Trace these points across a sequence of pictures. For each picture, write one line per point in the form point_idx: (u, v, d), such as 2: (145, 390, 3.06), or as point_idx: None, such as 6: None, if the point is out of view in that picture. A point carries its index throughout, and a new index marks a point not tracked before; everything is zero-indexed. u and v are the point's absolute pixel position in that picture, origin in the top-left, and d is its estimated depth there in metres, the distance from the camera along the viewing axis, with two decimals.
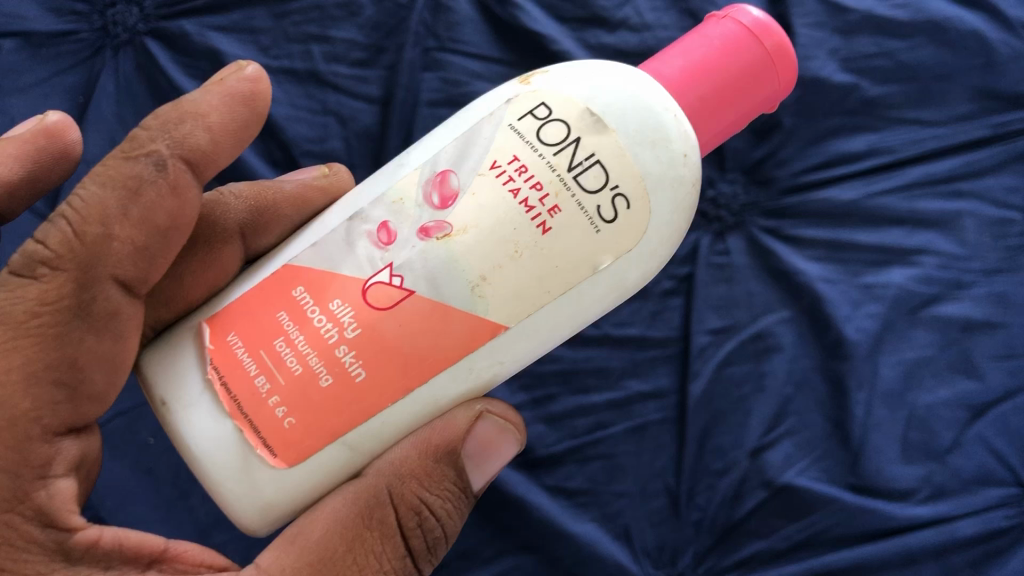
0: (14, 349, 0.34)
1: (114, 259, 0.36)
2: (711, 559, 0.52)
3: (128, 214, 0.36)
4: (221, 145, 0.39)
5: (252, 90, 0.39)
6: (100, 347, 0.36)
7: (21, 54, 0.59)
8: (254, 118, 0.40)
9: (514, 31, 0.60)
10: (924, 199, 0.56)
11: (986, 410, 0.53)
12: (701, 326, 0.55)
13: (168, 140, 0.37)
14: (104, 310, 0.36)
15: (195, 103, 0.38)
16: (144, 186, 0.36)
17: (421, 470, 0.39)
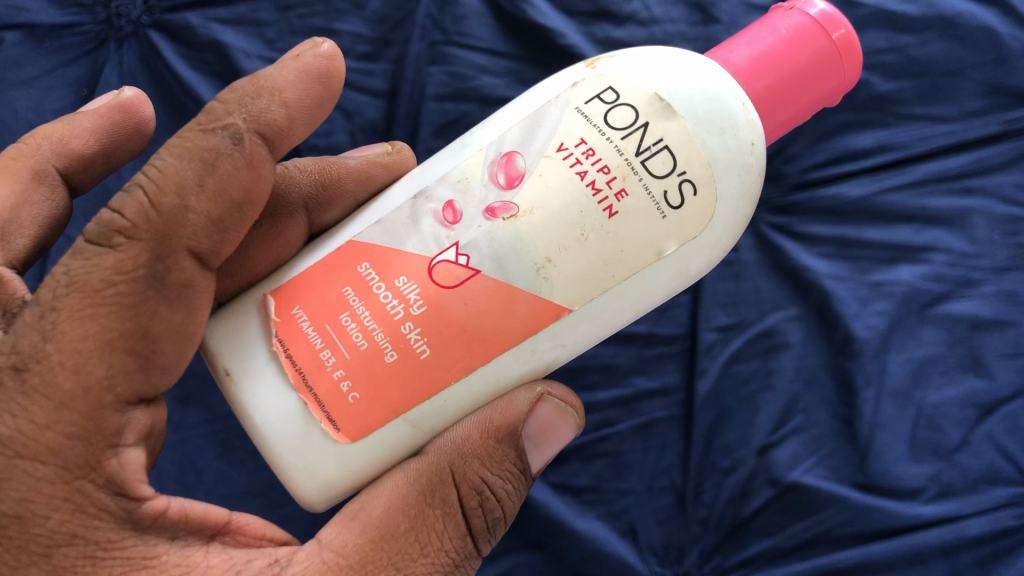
0: (91, 318, 0.33)
1: (188, 231, 0.35)
2: (717, 557, 0.52)
3: (204, 185, 0.35)
4: (296, 122, 0.39)
5: (327, 68, 0.39)
6: (175, 320, 0.35)
7: (25, 45, 0.58)
8: (327, 96, 0.40)
9: (520, 24, 0.59)
10: (934, 195, 0.56)
11: (995, 409, 0.52)
12: (709, 324, 0.55)
13: (244, 114, 0.37)
14: (179, 281, 0.35)
15: (271, 78, 0.38)
16: (220, 158, 0.36)
17: (483, 453, 0.39)
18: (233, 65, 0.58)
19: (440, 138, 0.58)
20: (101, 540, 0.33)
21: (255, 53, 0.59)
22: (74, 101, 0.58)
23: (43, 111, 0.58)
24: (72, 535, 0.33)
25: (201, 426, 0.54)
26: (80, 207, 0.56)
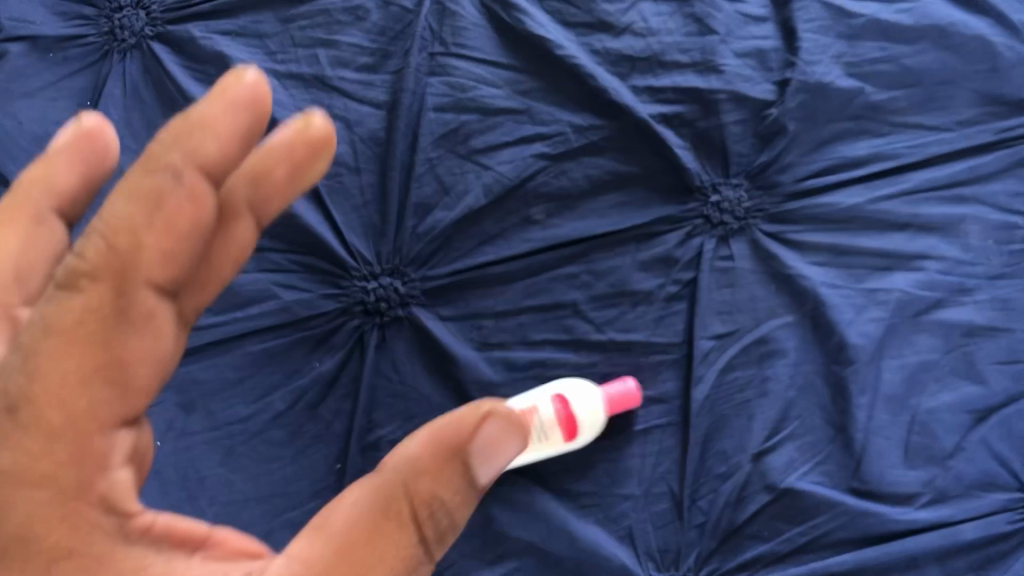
0: (64, 357, 0.32)
1: (143, 266, 0.33)
2: (714, 562, 0.53)
3: (158, 224, 0.33)
4: (234, 150, 0.34)
5: (256, 97, 0.34)
6: (143, 345, 0.34)
7: (30, 58, 0.60)
8: (259, 125, 0.34)
9: (519, 36, 0.60)
10: (927, 204, 0.56)
11: (989, 415, 0.53)
12: (705, 331, 0.55)
13: (186, 155, 0.33)
14: (143, 312, 0.34)
15: (203, 112, 0.33)
16: (164, 194, 0.32)
17: (437, 474, 0.34)
18: None
19: (440, 148, 0.58)
20: (97, 557, 0.33)
21: (257, 64, 0.59)
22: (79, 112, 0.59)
23: (46, 121, 0.58)
24: (70, 552, 0.33)
25: (203, 433, 0.54)
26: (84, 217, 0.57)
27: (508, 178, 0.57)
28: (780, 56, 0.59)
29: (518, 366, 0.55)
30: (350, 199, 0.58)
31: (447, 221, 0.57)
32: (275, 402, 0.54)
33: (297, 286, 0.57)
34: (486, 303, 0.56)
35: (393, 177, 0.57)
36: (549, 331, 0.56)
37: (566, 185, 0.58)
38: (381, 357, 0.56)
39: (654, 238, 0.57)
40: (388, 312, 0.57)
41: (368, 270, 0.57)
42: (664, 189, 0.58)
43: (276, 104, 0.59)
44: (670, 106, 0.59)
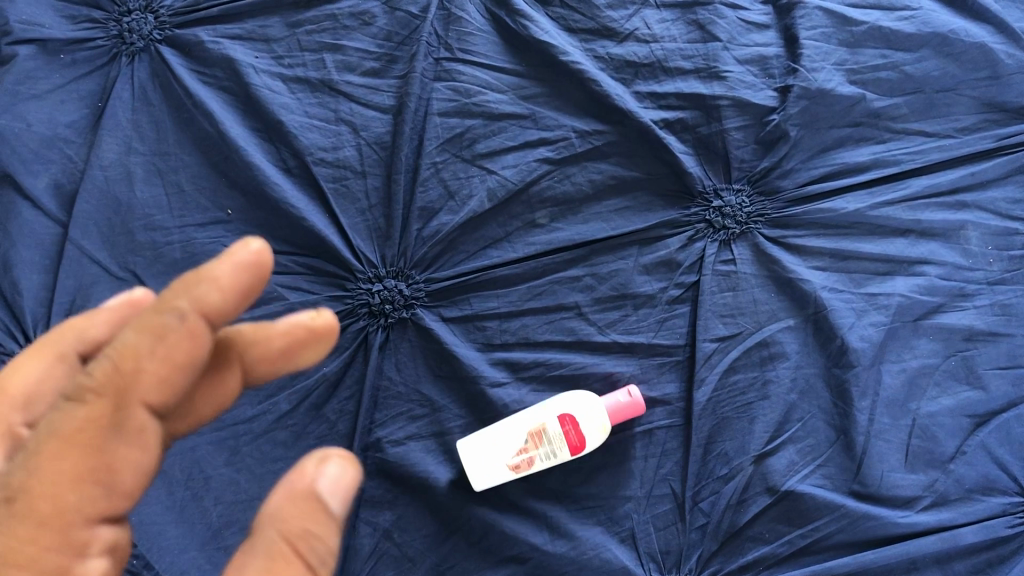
0: (58, 457, 0.31)
1: (139, 390, 0.32)
2: (715, 563, 0.53)
3: (160, 356, 0.31)
4: (239, 306, 0.33)
5: (258, 260, 0.33)
6: (134, 462, 0.32)
7: (38, 60, 0.60)
8: (258, 286, 0.34)
9: (523, 42, 0.61)
10: (927, 210, 0.57)
11: (989, 419, 0.54)
12: (708, 334, 0.56)
13: (193, 300, 0.32)
14: (139, 430, 0.32)
15: (212, 266, 0.32)
16: (167, 329, 0.31)
17: (309, 513, 0.32)
18: (243, 80, 0.59)
19: (445, 152, 0.59)
20: None
21: (264, 67, 0.60)
22: (87, 114, 0.60)
23: (56, 123, 0.59)
24: None
25: (210, 432, 0.54)
26: (91, 219, 0.57)
27: (512, 182, 0.58)
28: (782, 63, 0.60)
29: (520, 367, 0.55)
30: (356, 202, 0.58)
31: (452, 225, 0.57)
32: (280, 403, 0.55)
33: (303, 288, 0.57)
34: (489, 305, 0.57)
35: (399, 181, 0.58)
36: (553, 333, 0.56)
37: (569, 190, 0.59)
38: (385, 359, 0.56)
39: (656, 242, 0.58)
40: (393, 314, 0.57)
41: (373, 273, 0.57)
42: (668, 194, 0.59)
43: (282, 107, 0.59)
44: (673, 112, 0.59)
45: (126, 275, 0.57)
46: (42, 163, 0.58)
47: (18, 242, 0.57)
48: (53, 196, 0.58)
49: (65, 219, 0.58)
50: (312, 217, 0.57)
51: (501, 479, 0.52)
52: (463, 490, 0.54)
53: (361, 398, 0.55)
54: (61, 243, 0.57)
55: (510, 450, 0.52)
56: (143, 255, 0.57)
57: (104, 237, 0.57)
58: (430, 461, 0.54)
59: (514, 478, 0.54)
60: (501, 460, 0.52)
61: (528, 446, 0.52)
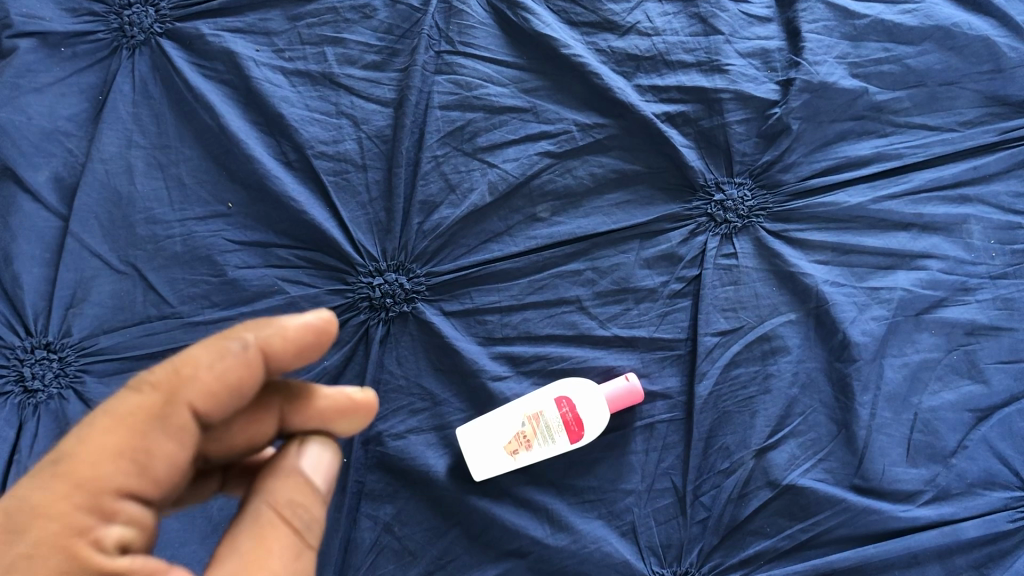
0: (106, 431, 0.33)
1: (190, 392, 0.34)
2: (716, 557, 0.53)
3: (213, 367, 0.34)
4: (294, 357, 0.36)
5: (323, 325, 0.37)
6: (170, 454, 0.34)
7: (38, 53, 0.59)
8: (316, 347, 0.37)
9: (525, 35, 0.60)
10: (930, 203, 0.57)
11: (991, 413, 0.54)
12: (709, 328, 0.55)
13: (257, 333, 0.35)
14: (182, 429, 0.34)
15: (286, 318, 0.37)
16: (228, 351, 0.35)
17: (295, 486, 0.36)
18: (244, 73, 0.59)
19: (445, 145, 0.58)
20: None
21: (265, 60, 0.60)
22: (88, 108, 0.60)
23: (56, 117, 0.59)
24: None
25: None
26: (92, 212, 0.57)
27: (513, 176, 0.58)
28: (784, 56, 0.60)
29: (521, 361, 0.55)
30: (357, 195, 0.58)
31: (453, 218, 0.57)
32: None
33: (303, 281, 0.57)
34: (490, 299, 0.57)
35: (399, 174, 0.57)
36: (554, 327, 0.56)
37: (571, 183, 0.58)
38: (386, 352, 0.56)
39: (657, 236, 0.58)
40: (394, 307, 0.57)
41: (374, 267, 0.57)
42: (669, 187, 0.59)
43: (282, 100, 0.59)
44: (674, 106, 0.59)
45: (127, 268, 0.57)
46: (42, 156, 0.58)
47: (19, 235, 0.57)
48: (54, 189, 0.58)
49: (65, 213, 0.57)
50: (313, 210, 0.57)
51: (502, 466, 0.52)
52: (464, 483, 0.54)
53: None
54: (61, 236, 0.57)
55: (507, 433, 0.52)
56: (144, 248, 0.57)
57: (105, 230, 0.57)
58: (431, 454, 0.54)
59: (515, 472, 0.54)
60: (498, 444, 0.52)
61: (525, 430, 0.52)
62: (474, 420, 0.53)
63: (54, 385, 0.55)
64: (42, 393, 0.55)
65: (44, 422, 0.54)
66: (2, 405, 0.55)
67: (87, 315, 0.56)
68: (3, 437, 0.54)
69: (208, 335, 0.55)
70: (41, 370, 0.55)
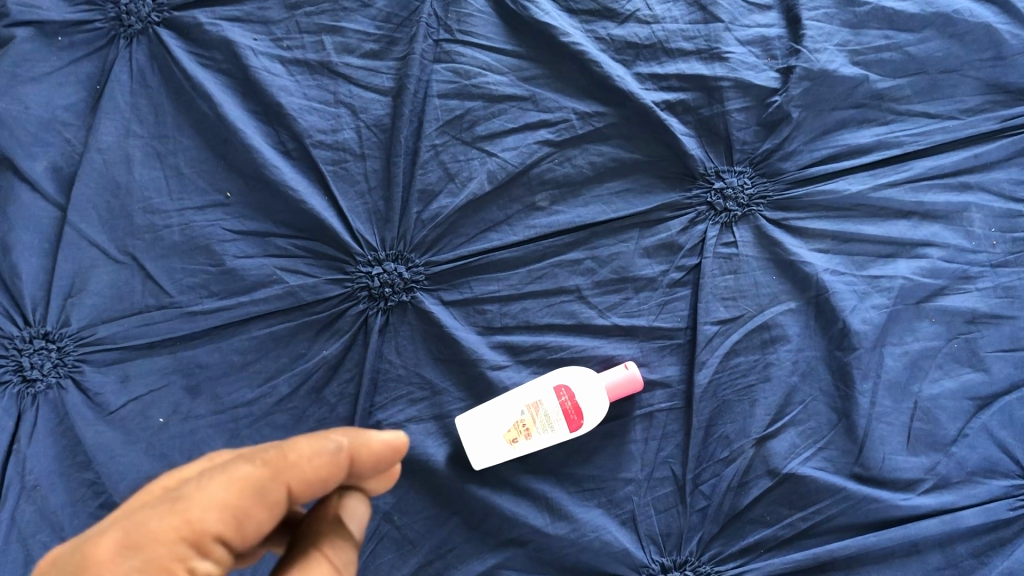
0: (217, 485, 0.33)
1: (293, 476, 0.34)
2: (716, 546, 0.53)
3: (313, 460, 0.35)
4: (370, 467, 0.38)
5: (400, 447, 0.39)
6: (265, 525, 0.34)
7: (35, 42, 0.59)
8: (389, 462, 0.39)
9: (523, 23, 0.60)
10: (931, 191, 0.57)
11: (991, 402, 0.54)
12: (708, 317, 0.55)
13: (349, 438, 0.37)
14: (275, 503, 0.34)
15: (371, 431, 0.38)
16: (325, 448, 0.35)
17: (337, 537, 0.37)
18: (242, 63, 0.59)
19: (444, 134, 0.58)
20: None
21: (262, 49, 0.60)
22: (85, 97, 0.60)
23: (54, 106, 0.59)
24: None
25: (209, 416, 0.54)
26: (90, 202, 0.57)
27: (512, 165, 0.58)
28: (784, 44, 0.60)
29: (520, 351, 0.55)
30: (355, 185, 0.58)
31: (452, 208, 0.57)
32: (279, 387, 0.55)
33: (301, 271, 0.57)
34: (489, 289, 0.56)
35: (398, 164, 0.57)
36: (553, 316, 0.56)
37: (570, 172, 0.58)
38: (385, 342, 0.56)
39: (657, 224, 0.58)
40: (393, 297, 0.56)
41: (372, 256, 0.57)
42: (669, 176, 0.59)
43: (281, 89, 0.58)
44: (674, 94, 0.59)
45: (125, 258, 0.57)
46: (40, 146, 0.58)
47: (17, 225, 0.56)
48: (52, 179, 0.58)
49: (63, 203, 0.57)
50: (311, 200, 0.57)
51: (502, 455, 0.52)
52: (464, 472, 0.53)
53: (361, 381, 0.54)
54: (60, 226, 0.57)
55: (506, 422, 0.52)
56: (142, 238, 0.57)
57: (103, 220, 0.57)
58: (431, 443, 0.54)
59: (515, 462, 0.54)
60: (498, 434, 0.52)
61: (525, 419, 0.52)
62: (474, 409, 0.53)
63: (53, 375, 0.55)
64: (40, 383, 0.55)
65: (44, 413, 0.55)
66: (2, 395, 0.55)
67: (86, 305, 0.56)
68: (3, 427, 0.54)
69: (207, 326, 0.55)
70: (40, 359, 0.55)
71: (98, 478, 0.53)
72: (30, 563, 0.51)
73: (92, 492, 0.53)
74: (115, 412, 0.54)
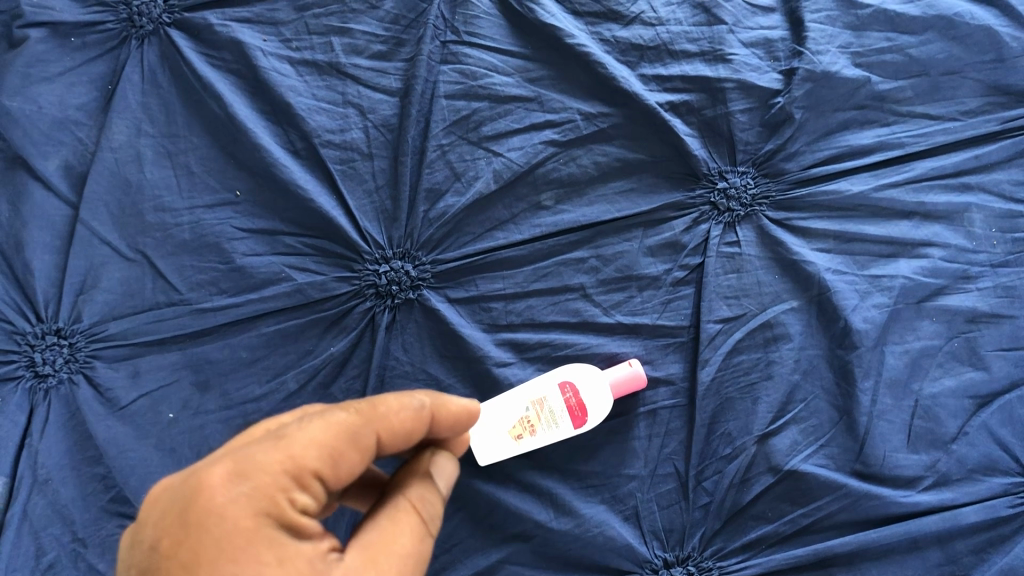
0: (317, 425, 0.35)
1: (382, 426, 0.37)
2: (718, 541, 0.54)
3: (400, 412, 0.38)
4: (445, 427, 0.41)
5: (471, 411, 0.42)
6: (357, 468, 0.36)
7: (49, 43, 0.60)
8: (462, 426, 0.41)
9: (530, 24, 0.61)
10: (931, 192, 0.57)
11: (991, 400, 0.54)
12: (711, 315, 0.56)
13: (428, 397, 0.39)
14: (367, 447, 0.36)
15: (445, 396, 0.41)
16: (409, 403, 0.38)
17: (423, 489, 0.39)
18: (251, 63, 0.60)
19: (451, 134, 0.59)
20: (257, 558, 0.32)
21: (272, 50, 0.60)
22: (97, 97, 0.60)
23: (66, 106, 0.60)
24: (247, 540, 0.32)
25: (218, 411, 0.55)
26: (102, 200, 0.58)
27: (518, 164, 0.58)
28: (787, 46, 0.60)
29: (525, 348, 0.56)
30: (363, 184, 0.59)
31: (458, 206, 0.58)
32: (287, 382, 0.55)
33: (310, 268, 0.58)
34: (495, 287, 0.57)
35: (405, 163, 0.58)
36: (558, 314, 0.57)
37: (575, 172, 0.59)
38: (392, 339, 0.57)
39: (661, 224, 0.58)
40: (400, 294, 0.57)
41: (379, 255, 0.58)
42: (673, 176, 0.60)
43: (290, 89, 0.59)
44: (678, 95, 0.59)
45: (136, 255, 0.57)
46: (53, 145, 0.59)
47: (28, 223, 0.57)
48: (64, 178, 0.58)
49: (75, 201, 0.58)
50: (319, 198, 0.57)
51: (507, 450, 0.53)
52: (469, 467, 0.54)
53: (368, 377, 0.55)
54: (71, 224, 0.58)
55: (512, 418, 0.53)
56: (152, 235, 0.58)
57: (115, 218, 0.58)
58: None
59: (519, 457, 0.55)
60: (504, 430, 0.53)
61: (529, 415, 0.53)
62: (479, 405, 0.54)
63: (64, 371, 0.56)
64: (52, 378, 0.56)
65: (55, 407, 0.55)
66: (14, 390, 0.56)
67: (97, 302, 0.57)
68: (15, 422, 0.55)
69: (217, 322, 0.56)
70: (52, 355, 0.56)
71: (109, 472, 0.54)
72: (42, 554, 0.52)
73: (103, 486, 0.54)
74: (127, 407, 0.55)
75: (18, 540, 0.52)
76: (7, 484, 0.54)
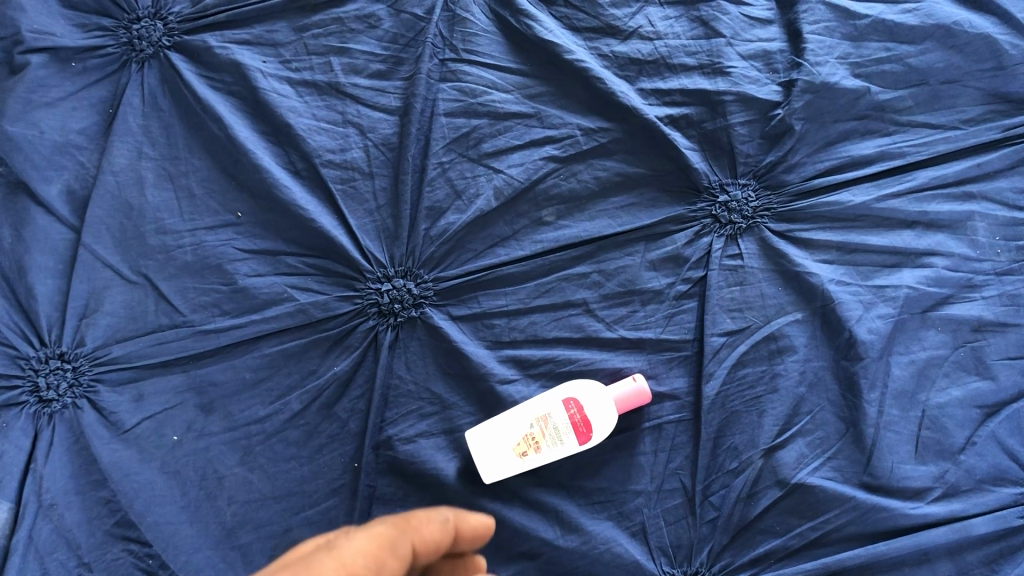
0: (364, 538, 0.36)
1: (419, 537, 0.38)
2: (726, 556, 0.53)
3: (430, 523, 0.40)
4: (464, 541, 0.42)
5: (487, 529, 0.44)
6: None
7: (49, 68, 0.60)
8: (478, 539, 0.43)
9: (528, 41, 0.61)
10: (933, 201, 0.57)
11: (998, 410, 0.54)
12: (715, 329, 0.56)
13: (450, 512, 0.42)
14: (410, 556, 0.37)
15: (464, 512, 0.43)
16: (437, 516, 0.40)
17: None
18: (251, 84, 0.60)
19: (451, 152, 0.59)
20: None
21: (272, 71, 0.61)
22: (98, 121, 0.61)
23: (68, 130, 0.60)
24: None
25: (222, 433, 0.55)
26: (104, 224, 0.58)
27: (518, 181, 0.58)
28: (786, 57, 0.60)
29: (529, 364, 0.56)
30: (364, 203, 0.59)
31: (459, 224, 0.58)
32: (291, 403, 0.55)
33: (311, 288, 0.58)
34: (497, 303, 0.57)
35: (406, 181, 0.58)
36: (561, 330, 0.56)
37: (575, 187, 0.59)
38: (395, 357, 0.56)
39: (662, 238, 0.58)
40: (402, 312, 0.57)
41: (381, 273, 0.58)
42: (675, 190, 0.59)
43: (290, 110, 0.59)
44: (677, 108, 0.59)
45: (138, 278, 0.57)
46: (54, 169, 0.59)
47: (31, 248, 0.57)
48: (66, 202, 0.59)
49: (78, 225, 0.58)
50: (321, 218, 0.57)
51: (512, 468, 0.53)
52: (474, 485, 0.54)
53: (372, 396, 0.55)
54: (74, 248, 0.58)
55: (516, 435, 0.52)
56: (154, 258, 0.58)
57: (117, 241, 0.58)
58: (442, 457, 0.54)
59: (525, 475, 0.54)
60: (508, 447, 0.52)
61: (534, 432, 0.52)
62: (484, 422, 0.54)
63: (68, 395, 0.56)
64: (56, 403, 0.56)
65: (60, 432, 0.55)
66: (18, 416, 0.56)
67: (101, 325, 0.57)
68: (20, 447, 0.55)
69: (219, 344, 0.56)
70: (56, 380, 0.56)
71: (114, 495, 0.53)
72: None
73: (107, 510, 0.53)
74: (131, 430, 0.55)
75: (23, 565, 0.52)
76: (11, 509, 0.53)
